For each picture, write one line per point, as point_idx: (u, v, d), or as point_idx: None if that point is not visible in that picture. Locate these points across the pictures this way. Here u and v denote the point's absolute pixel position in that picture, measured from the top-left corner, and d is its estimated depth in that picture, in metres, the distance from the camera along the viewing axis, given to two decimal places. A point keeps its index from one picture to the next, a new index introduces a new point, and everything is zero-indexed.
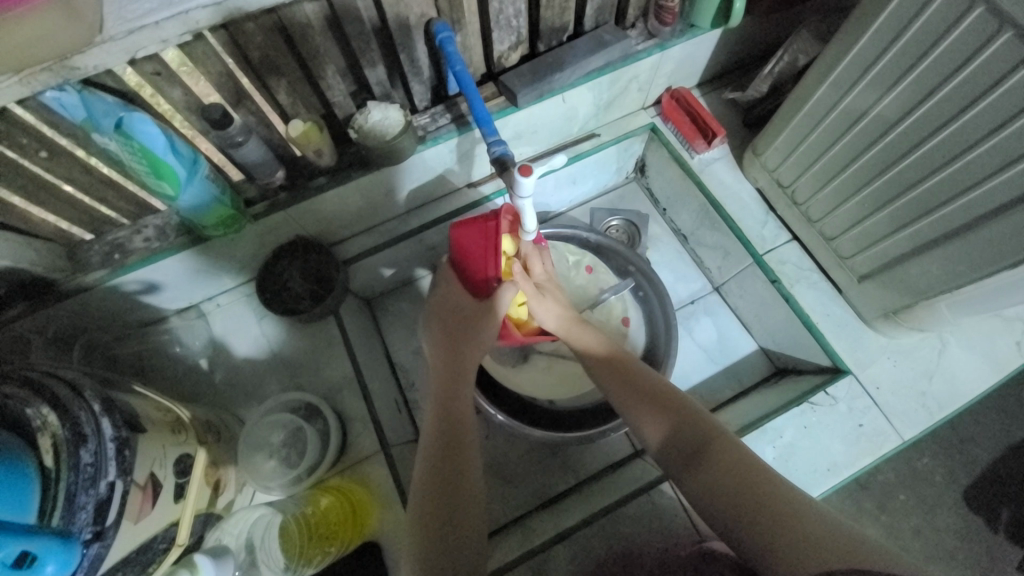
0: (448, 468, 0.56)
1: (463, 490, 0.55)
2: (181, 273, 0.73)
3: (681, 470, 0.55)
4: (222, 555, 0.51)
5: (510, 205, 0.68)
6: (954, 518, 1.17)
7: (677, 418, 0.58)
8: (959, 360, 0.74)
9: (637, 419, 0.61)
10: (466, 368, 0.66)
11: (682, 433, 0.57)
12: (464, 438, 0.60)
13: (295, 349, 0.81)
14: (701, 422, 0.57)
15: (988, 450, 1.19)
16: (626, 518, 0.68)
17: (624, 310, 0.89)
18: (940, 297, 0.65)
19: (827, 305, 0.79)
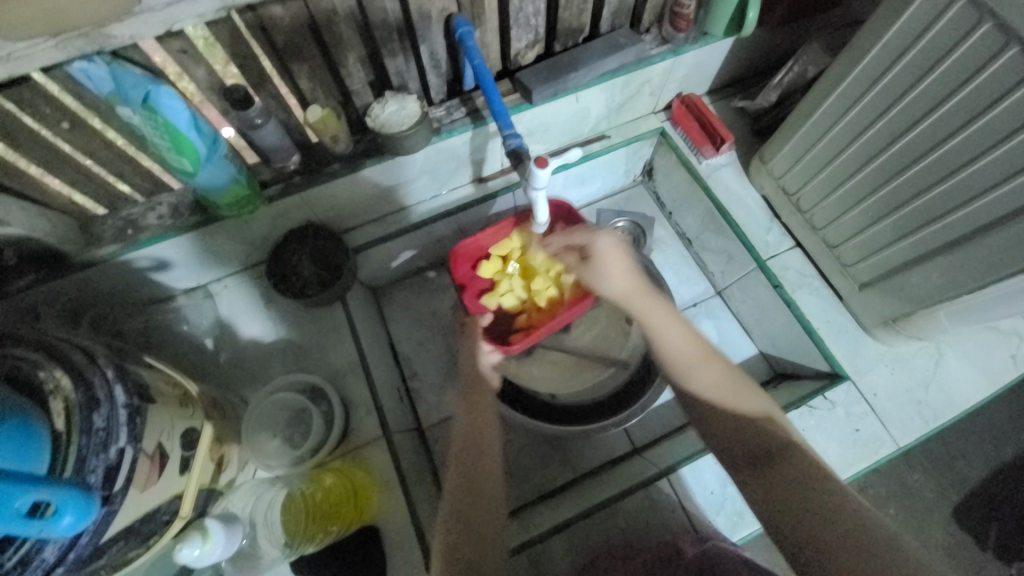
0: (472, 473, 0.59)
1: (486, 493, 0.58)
2: (191, 252, 0.73)
3: (752, 467, 0.55)
4: (233, 521, 0.52)
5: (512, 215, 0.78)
6: (942, 535, 1.18)
7: (748, 418, 0.58)
8: (955, 371, 0.76)
9: (713, 411, 0.61)
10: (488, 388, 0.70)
11: (753, 432, 0.57)
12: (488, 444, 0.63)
13: (301, 333, 0.82)
14: (771, 423, 0.57)
15: (977, 468, 1.21)
16: (623, 512, 0.69)
17: None
18: (940, 306, 0.66)
19: (828, 312, 0.81)
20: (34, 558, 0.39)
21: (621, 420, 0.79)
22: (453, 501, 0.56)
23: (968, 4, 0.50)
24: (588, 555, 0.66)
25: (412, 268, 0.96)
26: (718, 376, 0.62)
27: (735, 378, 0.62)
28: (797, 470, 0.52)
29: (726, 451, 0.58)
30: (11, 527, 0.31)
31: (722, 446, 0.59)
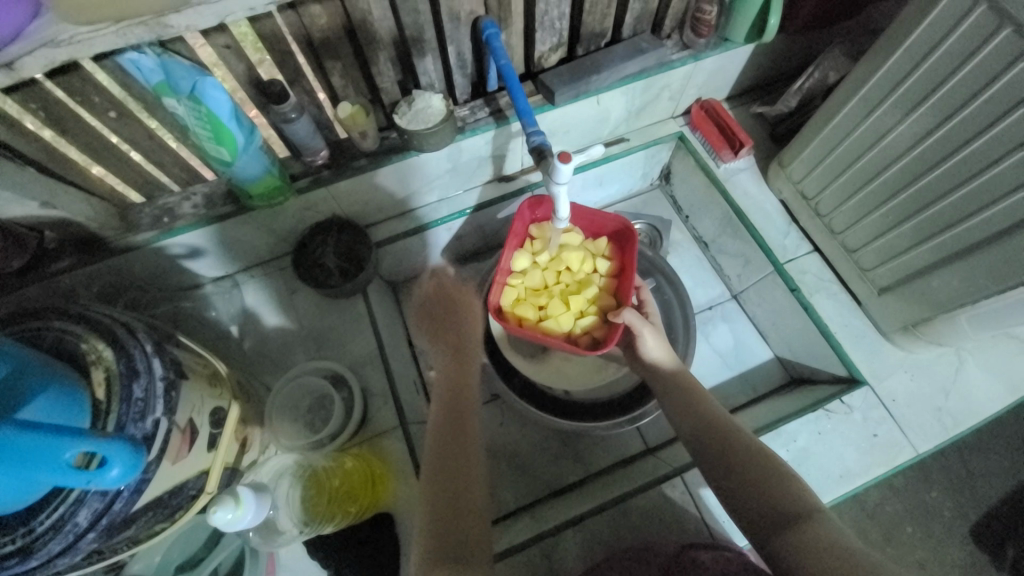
0: (453, 450, 0.61)
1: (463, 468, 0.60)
2: (223, 241, 0.76)
3: (771, 535, 0.51)
4: (262, 491, 0.53)
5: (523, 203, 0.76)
6: (960, 554, 1.15)
7: (767, 485, 0.54)
8: (974, 377, 0.75)
9: (725, 478, 0.57)
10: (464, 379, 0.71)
11: (773, 501, 0.52)
12: (464, 425, 0.65)
13: (322, 322, 0.83)
14: (795, 495, 0.52)
15: (996, 487, 1.18)
16: (636, 509, 0.69)
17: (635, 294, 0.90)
18: (964, 310, 0.65)
19: (847, 316, 0.80)
20: (68, 523, 0.41)
21: (636, 418, 0.80)
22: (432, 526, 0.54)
23: (989, 9, 0.50)
24: (599, 549, 0.66)
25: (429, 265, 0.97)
26: (742, 445, 0.58)
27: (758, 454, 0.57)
28: (821, 539, 0.47)
29: (741, 513, 0.54)
30: (64, 476, 0.34)
31: (734, 515, 0.55)
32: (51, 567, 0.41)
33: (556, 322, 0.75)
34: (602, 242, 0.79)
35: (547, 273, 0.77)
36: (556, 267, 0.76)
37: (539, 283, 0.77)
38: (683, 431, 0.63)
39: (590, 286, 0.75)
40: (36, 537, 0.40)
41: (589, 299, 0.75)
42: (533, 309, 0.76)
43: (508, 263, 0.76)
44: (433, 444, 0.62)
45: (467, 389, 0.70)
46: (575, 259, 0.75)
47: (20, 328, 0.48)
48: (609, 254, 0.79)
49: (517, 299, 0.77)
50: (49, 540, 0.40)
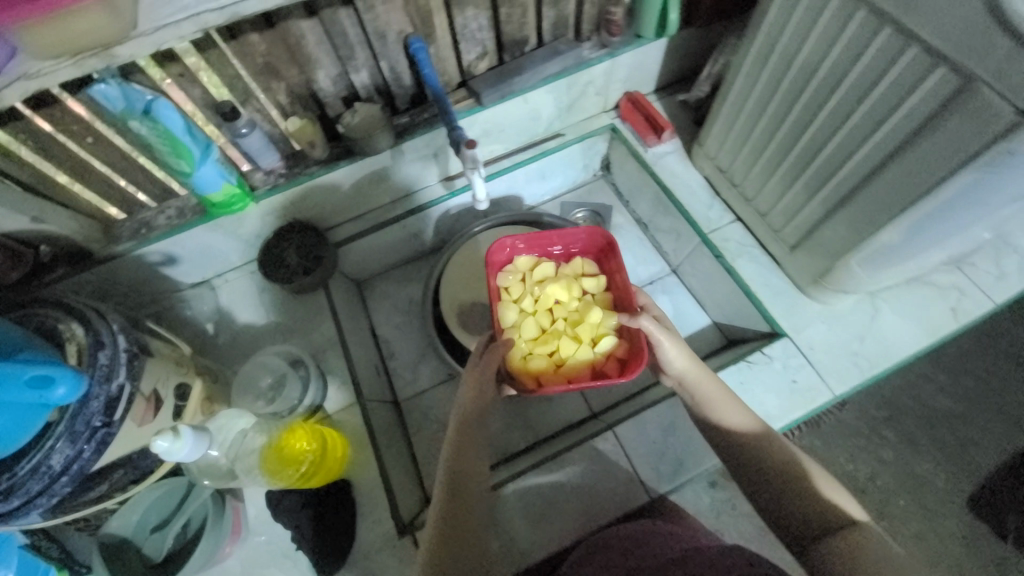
0: (454, 508, 0.58)
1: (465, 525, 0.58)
2: (195, 247, 0.86)
3: (809, 543, 0.53)
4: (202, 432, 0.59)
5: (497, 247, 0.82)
6: (958, 527, 1.14)
7: (804, 499, 0.55)
8: (892, 324, 0.80)
9: (763, 496, 0.58)
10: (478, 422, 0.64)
11: (808, 516, 0.54)
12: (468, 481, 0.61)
13: (288, 316, 0.91)
14: (829, 506, 0.54)
15: (989, 457, 1.17)
16: (571, 462, 0.74)
17: None
18: (852, 256, 0.70)
19: (767, 277, 0.86)
20: (43, 465, 0.49)
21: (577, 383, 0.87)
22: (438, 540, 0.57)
23: None
24: (538, 499, 0.72)
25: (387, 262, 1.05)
26: (778, 462, 0.58)
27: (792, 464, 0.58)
28: (857, 547, 0.49)
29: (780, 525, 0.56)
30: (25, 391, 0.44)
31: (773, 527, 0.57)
32: (30, 508, 0.49)
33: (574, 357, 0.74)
34: (580, 261, 0.83)
35: (540, 316, 0.79)
36: (545, 306, 0.79)
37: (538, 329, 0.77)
38: (719, 444, 0.62)
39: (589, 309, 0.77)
40: (19, 478, 0.48)
41: (595, 322, 0.76)
42: (546, 358, 0.75)
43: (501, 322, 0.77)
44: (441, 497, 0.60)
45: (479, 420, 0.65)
46: (561, 290, 0.78)
47: (12, 314, 0.57)
48: (592, 270, 0.83)
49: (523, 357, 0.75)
50: (29, 481, 0.48)
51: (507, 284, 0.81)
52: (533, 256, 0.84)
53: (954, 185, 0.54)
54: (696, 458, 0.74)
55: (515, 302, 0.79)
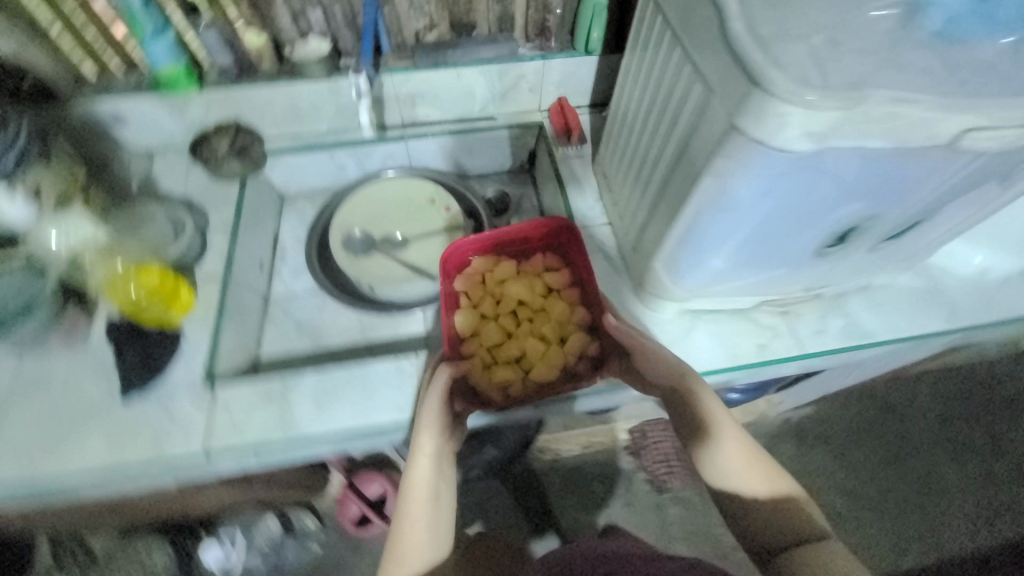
0: (430, 488, 0.77)
1: (431, 500, 0.77)
2: (142, 117, 1.00)
3: (782, 553, 0.73)
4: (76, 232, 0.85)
5: (452, 248, 0.90)
6: None
7: (778, 505, 0.77)
8: (698, 341, 0.87)
9: (739, 489, 0.79)
10: (443, 426, 0.78)
11: (783, 514, 0.77)
12: (439, 476, 0.78)
13: (201, 197, 1.02)
14: (801, 522, 0.75)
15: None
16: (372, 368, 0.82)
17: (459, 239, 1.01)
18: (657, 255, 0.77)
19: (613, 275, 0.93)
20: None
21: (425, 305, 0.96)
22: (421, 505, 0.76)
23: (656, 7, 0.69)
24: (329, 384, 0.81)
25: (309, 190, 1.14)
26: (778, 500, 0.77)
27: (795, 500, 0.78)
28: (823, 560, 0.70)
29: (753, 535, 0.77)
30: None
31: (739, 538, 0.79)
32: None
33: (541, 358, 0.85)
34: (542, 260, 0.92)
35: (501, 317, 0.88)
36: (504, 306, 0.88)
37: (500, 330, 0.87)
38: (723, 489, 0.80)
39: (553, 308, 0.87)
40: None
41: (558, 321, 0.87)
42: (508, 360, 0.85)
43: (457, 328, 0.87)
44: (414, 483, 0.77)
45: (443, 435, 0.78)
46: (524, 291, 0.88)
47: None
48: (556, 263, 0.92)
49: (485, 365, 0.84)
50: None
51: (467, 288, 0.90)
52: (491, 258, 0.92)
53: (705, 189, 0.61)
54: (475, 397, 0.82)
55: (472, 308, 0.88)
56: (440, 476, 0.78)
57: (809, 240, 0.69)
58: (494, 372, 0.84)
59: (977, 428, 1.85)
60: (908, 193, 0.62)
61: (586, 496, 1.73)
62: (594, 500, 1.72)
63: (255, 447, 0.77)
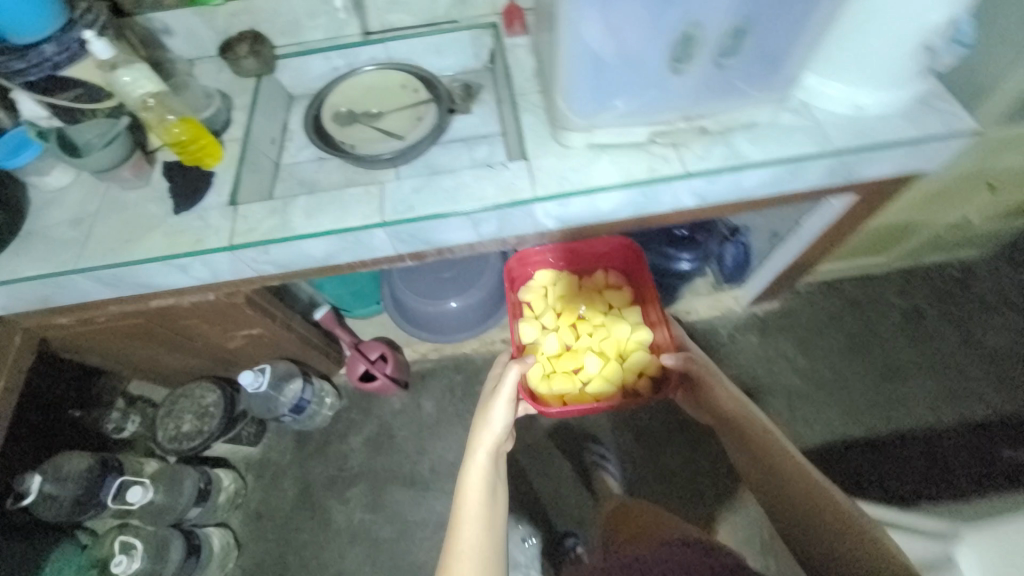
0: (488, 476, 1.07)
1: (480, 486, 1.06)
2: (184, 27, 1.32)
3: (822, 544, 0.88)
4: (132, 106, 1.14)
5: (511, 266, 1.56)
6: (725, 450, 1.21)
7: (819, 510, 0.92)
8: (601, 167, 1.07)
9: (789, 501, 0.97)
10: (504, 429, 1.17)
11: (818, 517, 0.91)
12: (497, 471, 1.11)
13: (225, 88, 1.32)
14: (836, 518, 0.88)
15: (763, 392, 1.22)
16: (347, 191, 1.08)
17: (422, 111, 1.27)
18: (558, 89, 1.01)
19: (537, 125, 1.14)
20: (44, 52, 0.98)
21: (397, 158, 1.18)
22: (482, 488, 1.05)
23: None
24: (316, 201, 1.08)
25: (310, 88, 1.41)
26: (822, 504, 0.92)
27: (833, 503, 0.91)
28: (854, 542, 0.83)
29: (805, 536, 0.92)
30: None
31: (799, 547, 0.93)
32: (34, 72, 0.99)
33: (601, 373, 1.48)
34: (597, 278, 1.55)
35: (568, 333, 1.52)
36: (570, 325, 1.53)
37: (568, 344, 1.52)
38: (779, 500, 0.99)
39: (614, 334, 1.49)
40: (30, 56, 0.97)
41: (613, 342, 1.49)
42: (574, 368, 1.49)
43: (522, 338, 1.49)
44: (477, 468, 1.08)
45: (499, 437, 1.14)
46: (591, 320, 1.53)
47: None
48: (609, 283, 1.55)
49: (547, 374, 1.48)
50: (36, 57, 0.97)
51: (529, 300, 1.57)
52: (552, 273, 1.57)
53: (565, 9, 0.85)
54: (423, 206, 1.05)
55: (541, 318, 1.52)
56: (496, 470, 1.10)
57: (661, 51, 0.91)
58: (561, 383, 1.46)
59: (946, 321, 1.93)
60: (745, 4, 0.84)
61: None
62: None
63: (263, 241, 1.05)
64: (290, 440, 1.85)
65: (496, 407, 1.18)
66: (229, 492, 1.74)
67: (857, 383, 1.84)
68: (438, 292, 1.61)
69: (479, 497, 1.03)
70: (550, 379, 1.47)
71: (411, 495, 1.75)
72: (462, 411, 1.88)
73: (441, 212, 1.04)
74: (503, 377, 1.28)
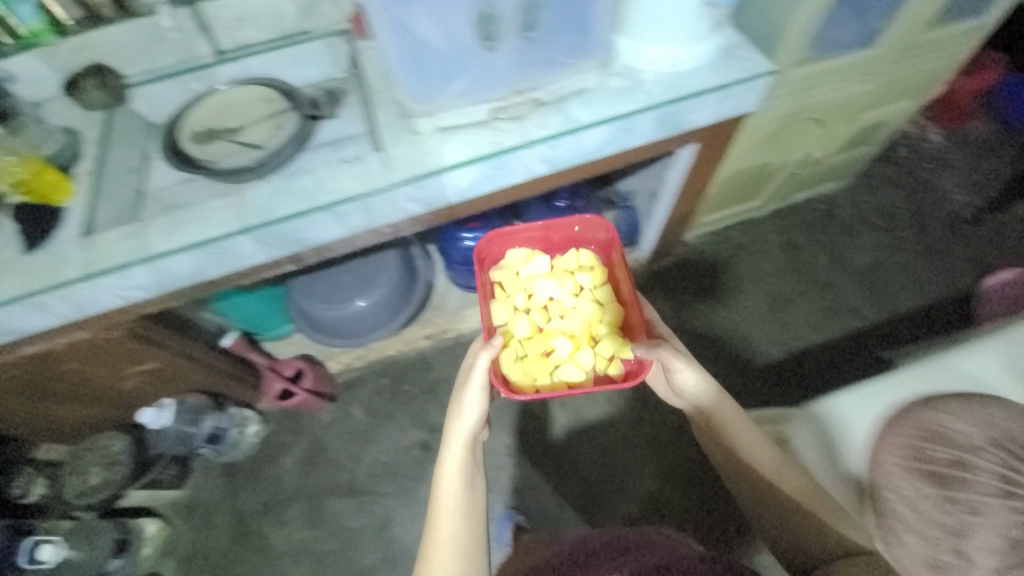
0: (464, 477, 1.06)
1: (459, 490, 1.05)
2: (19, 67, 1.28)
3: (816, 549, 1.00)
4: None
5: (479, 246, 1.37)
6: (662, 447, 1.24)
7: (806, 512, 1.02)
8: (450, 146, 1.14)
9: (776, 500, 1.06)
10: (478, 421, 1.10)
11: (813, 523, 1.01)
12: (474, 466, 1.09)
13: (75, 123, 1.29)
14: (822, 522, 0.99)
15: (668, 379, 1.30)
16: (204, 205, 1.10)
17: (284, 119, 1.29)
18: (391, 76, 1.07)
19: (389, 116, 1.19)
20: None
21: (261, 166, 1.16)
22: (462, 491, 1.05)
23: None
24: (173, 219, 1.09)
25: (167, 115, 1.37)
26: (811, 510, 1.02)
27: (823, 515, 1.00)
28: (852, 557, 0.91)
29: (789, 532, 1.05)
30: None
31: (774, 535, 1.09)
32: None
33: (576, 359, 1.25)
34: (578, 257, 1.37)
35: (540, 314, 1.33)
36: (542, 306, 1.33)
37: (538, 325, 1.32)
38: (770, 500, 1.07)
39: (594, 314, 1.30)
40: None
41: (593, 326, 1.30)
42: (546, 354, 1.26)
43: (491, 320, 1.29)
44: (455, 472, 1.06)
45: (473, 432, 1.09)
46: (568, 298, 1.32)
47: None
48: (589, 262, 1.37)
49: (518, 358, 1.25)
50: None
51: (499, 278, 1.37)
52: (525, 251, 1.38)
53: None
54: (281, 207, 1.08)
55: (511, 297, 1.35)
56: (473, 467, 1.09)
57: (464, 29, 1.00)
58: (528, 370, 1.23)
59: (819, 250, 2.15)
60: None
61: None
62: None
63: (122, 264, 1.05)
64: (218, 474, 1.80)
65: (462, 398, 1.08)
66: (155, 539, 1.69)
67: (748, 313, 2.02)
68: (342, 297, 1.63)
69: (459, 502, 1.04)
70: (513, 364, 1.23)
71: (350, 504, 1.75)
72: (394, 412, 1.89)
73: (299, 210, 1.08)
74: (469, 355, 1.13)
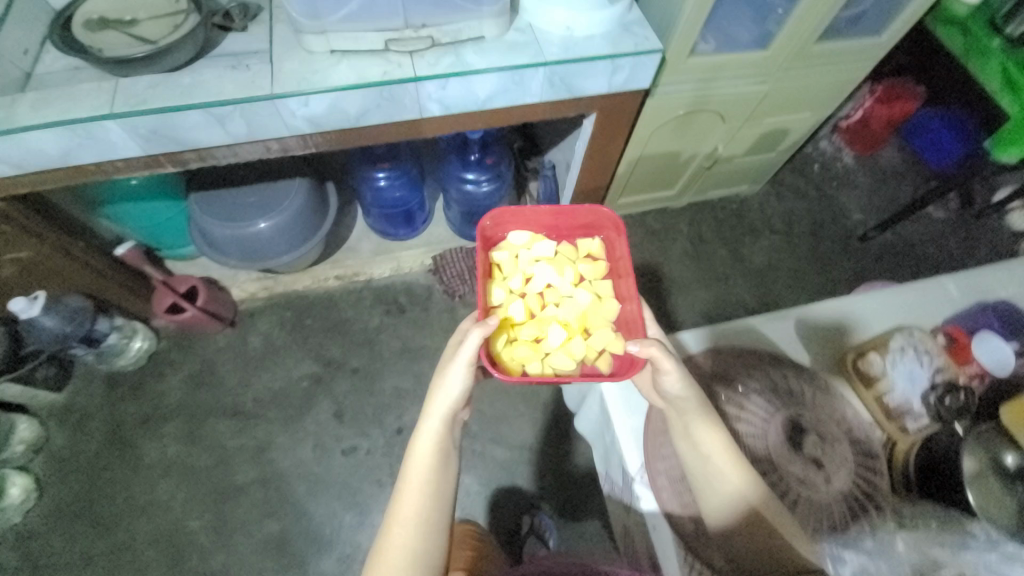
0: (434, 462, 0.91)
1: (419, 471, 0.90)
2: None
3: None
4: None
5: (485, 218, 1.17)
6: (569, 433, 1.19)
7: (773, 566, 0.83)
8: (339, 70, 1.17)
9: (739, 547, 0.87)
10: (461, 400, 0.95)
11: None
12: (447, 448, 0.94)
13: None
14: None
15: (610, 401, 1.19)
16: (81, 89, 1.10)
17: (179, 16, 1.20)
18: None
19: (286, 33, 1.22)
20: None
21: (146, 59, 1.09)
22: (427, 476, 0.90)
23: None
24: (49, 95, 1.09)
25: (66, 1, 1.28)
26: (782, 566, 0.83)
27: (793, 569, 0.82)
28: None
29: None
30: None
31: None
32: None
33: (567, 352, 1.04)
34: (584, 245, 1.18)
35: (536, 299, 1.12)
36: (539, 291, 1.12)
37: (531, 310, 1.11)
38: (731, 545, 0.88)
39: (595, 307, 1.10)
40: None
41: (593, 320, 1.09)
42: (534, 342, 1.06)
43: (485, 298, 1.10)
44: (425, 453, 0.91)
45: (455, 411, 0.95)
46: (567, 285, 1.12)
47: None
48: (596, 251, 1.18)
49: (507, 342, 1.05)
50: None
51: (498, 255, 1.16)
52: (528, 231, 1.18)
53: None
54: (161, 99, 1.09)
55: (507, 279, 1.13)
56: (448, 448, 0.93)
57: None
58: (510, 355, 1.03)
59: (721, 244, 2.30)
60: None
61: (392, 306, 2.01)
62: (400, 312, 2.01)
63: None
64: (100, 384, 1.80)
65: (448, 370, 0.93)
66: (27, 438, 1.67)
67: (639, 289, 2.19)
68: (245, 216, 1.64)
69: (421, 487, 0.89)
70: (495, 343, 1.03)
71: (232, 425, 1.79)
72: (290, 344, 1.92)
73: (178, 104, 1.09)
74: (462, 327, 0.98)
